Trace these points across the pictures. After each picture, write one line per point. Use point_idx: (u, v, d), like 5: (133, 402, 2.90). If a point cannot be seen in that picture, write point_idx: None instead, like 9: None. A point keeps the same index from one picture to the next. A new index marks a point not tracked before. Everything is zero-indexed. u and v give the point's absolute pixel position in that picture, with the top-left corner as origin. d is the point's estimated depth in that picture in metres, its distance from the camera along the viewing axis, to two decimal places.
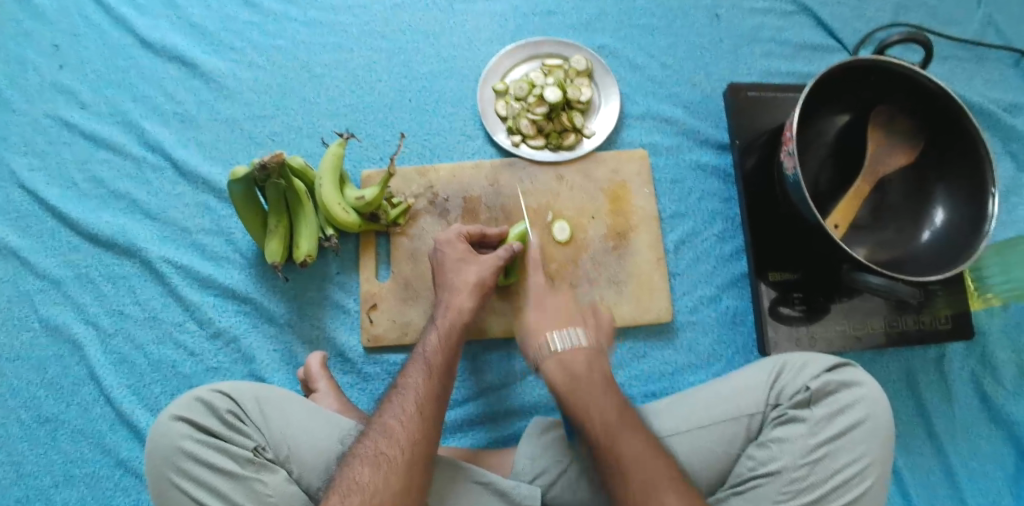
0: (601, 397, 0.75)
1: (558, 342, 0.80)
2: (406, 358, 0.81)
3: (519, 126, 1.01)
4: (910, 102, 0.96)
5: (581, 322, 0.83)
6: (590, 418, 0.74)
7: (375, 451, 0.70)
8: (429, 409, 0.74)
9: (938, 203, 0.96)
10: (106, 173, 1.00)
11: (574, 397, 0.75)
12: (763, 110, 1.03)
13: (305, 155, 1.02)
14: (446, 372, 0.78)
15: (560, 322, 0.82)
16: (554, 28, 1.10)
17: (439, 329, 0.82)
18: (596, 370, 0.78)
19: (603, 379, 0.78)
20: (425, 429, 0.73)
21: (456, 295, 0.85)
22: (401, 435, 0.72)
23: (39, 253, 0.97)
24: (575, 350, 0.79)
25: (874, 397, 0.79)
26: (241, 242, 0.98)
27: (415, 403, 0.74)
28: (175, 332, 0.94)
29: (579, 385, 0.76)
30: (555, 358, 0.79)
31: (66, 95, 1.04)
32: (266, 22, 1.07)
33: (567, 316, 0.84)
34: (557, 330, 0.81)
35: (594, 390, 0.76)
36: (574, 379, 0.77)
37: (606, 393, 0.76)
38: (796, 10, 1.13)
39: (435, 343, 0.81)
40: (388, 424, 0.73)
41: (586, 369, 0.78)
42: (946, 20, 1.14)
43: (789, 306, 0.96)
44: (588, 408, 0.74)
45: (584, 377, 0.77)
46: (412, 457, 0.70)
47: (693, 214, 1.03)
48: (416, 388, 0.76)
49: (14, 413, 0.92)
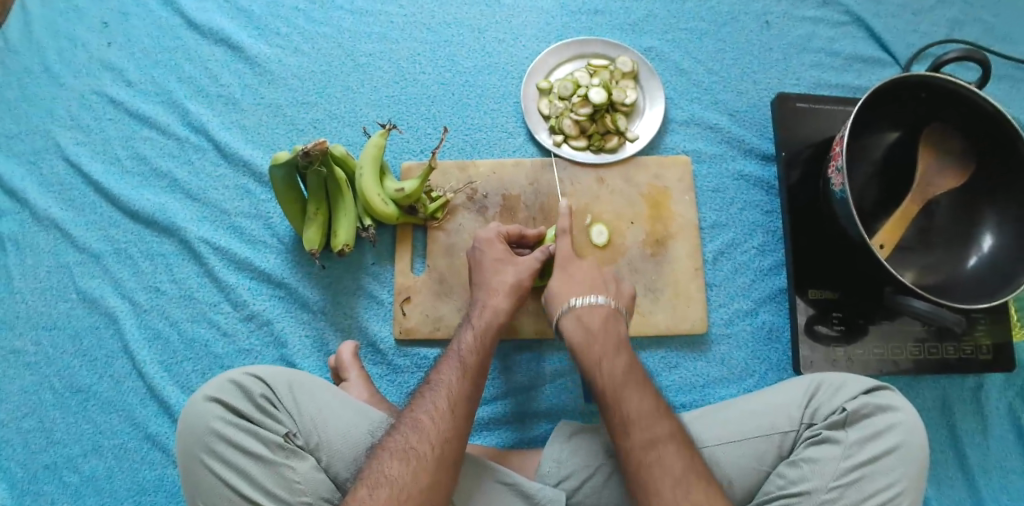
0: (604, 336, 0.79)
1: (586, 319, 0.80)
2: (440, 355, 0.81)
3: (562, 126, 1.00)
4: (963, 122, 0.94)
5: (604, 288, 0.84)
6: (598, 369, 0.76)
7: (406, 446, 0.70)
8: (461, 408, 0.74)
9: (986, 228, 0.94)
10: (149, 151, 1.01)
11: (588, 352, 0.78)
12: (812, 123, 1.00)
13: (346, 144, 1.02)
14: (480, 372, 0.78)
15: (583, 292, 0.83)
16: (601, 28, 1.08)
17: (476, 328, 0.82)
18: (612, 331, 0.80)
19: (616, 339, 0.79)
20: (456, 427, 0.72)
21: (493, 294, 0.85)
22: (432, 432, 0.71)
23: (79, 226, 0.98)
24: (592, 308, 0.80)
25: (911, 424, 0.77)
26: (279, 227, 0.98)
27: (448, 401, 0.74)
28: (209, 312, 0.95)
29: (592, 343, 0.78)
30: (571, 315, 0.81)
31: (113, 72, 1.04)
32: (312, 8, 1.07)
33: (590, 281, 0.84)
34: (580, 295, 0.82)
35: (601, 349, 0.78)
36: (589, 336, 0.79)
37: (618, 348, 0.78)
38: (849, 21, 1.11)
39: (470, 341, 0.81)
40: (419, 419, 0.73)
41: (615, 366, 0.76)
42: (1005, 38, 1.11)
43: (827, 325, 0.94)
44: (597, 364, 0.77)
45: (598, 336, 0.79)
46: (442, 455, 0.70)
47: (734, 224, 1.01)
48: (450, 386, 0.76)
49: (48, 382, 0.93)
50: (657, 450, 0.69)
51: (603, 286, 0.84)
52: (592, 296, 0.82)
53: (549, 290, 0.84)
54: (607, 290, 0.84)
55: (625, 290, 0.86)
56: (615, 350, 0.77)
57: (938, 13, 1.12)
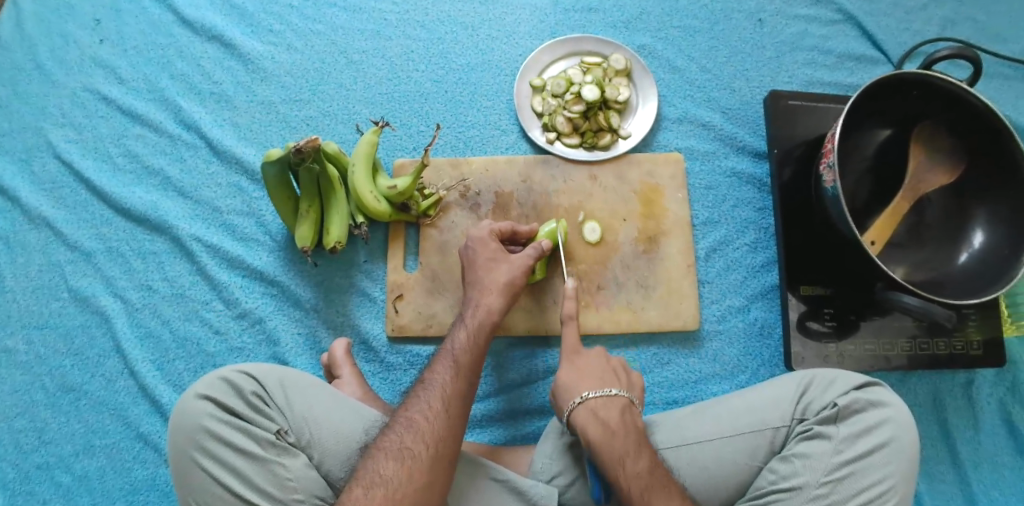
0: (617, 424, 0.76)
1: (609, 437, 0.74)
2: (434, 353, 0.81)
3: (555, 123, 1.00)
4: (955, 120, 0.94)
5: (615, 380, 0.81)
6: (621, 471, 0.72)
7: (400, 445, 0.70)
8: (456, 407, 0.74)
9: (977, 225, 0.94)
10: (141, 149, 1.01)
11: (609, 448, 0.73)
12: (804, 120, 1.01)
13: (339, 142, 1.01)
14: (473, 371, 0.78)
15: (594, 382, 0.80)
16: (594, 25, 1.08)
17: (469, 327, 0.82)
18: (630, 426, 0.76)
19: (637, 434, 0.76)
20: (450, 426, 0.72)
21: (485, 294, 0.85)
22: (427, 431, 0.71)
23: (71, 224, 0.97)
24: (608, 404, 0.77)
25: (902, 419, 0.77)
26: (272, 224, 0.98)
27: (442, 400, 0.74)
28: (201, 310, 0.95)
29: (613, 440, 0.74)
30: (584, 408, 0.77)
31: (105, 69, 1.04)
32: (306, 5, 1.07)
33: (601, 370, 0.82)
34: (593, 388, 0.79)
35: (622, 446, 0.74)
36: (608, 432, 0.75)
37: (639, 447, 0.74)
38: (842, 19, 1.11)
39: (463, 340, 0.81)
40: (413, 418, 0.72)
41: (639, 468, 0.72)
42: (995, 36, 1.11)
43: (819, 321, 0.95)
44: (619, 464, 0.73)
45: (618, 432, 0.75)
46: (437, 453, 0.70)
47: (726, 221, 1.01)
48: (444, 385, 0.76)
49: (40, 381, 0.92)
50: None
51: (614, 378, 0.81)
52: (605, 390, 0.79)
53: (557, 383, 0.81)
54: (620, 381, 0.81)
55: (636, 380, 0.84)
56: (636, 450, 0.74)
57: (930, 11, 1.13)
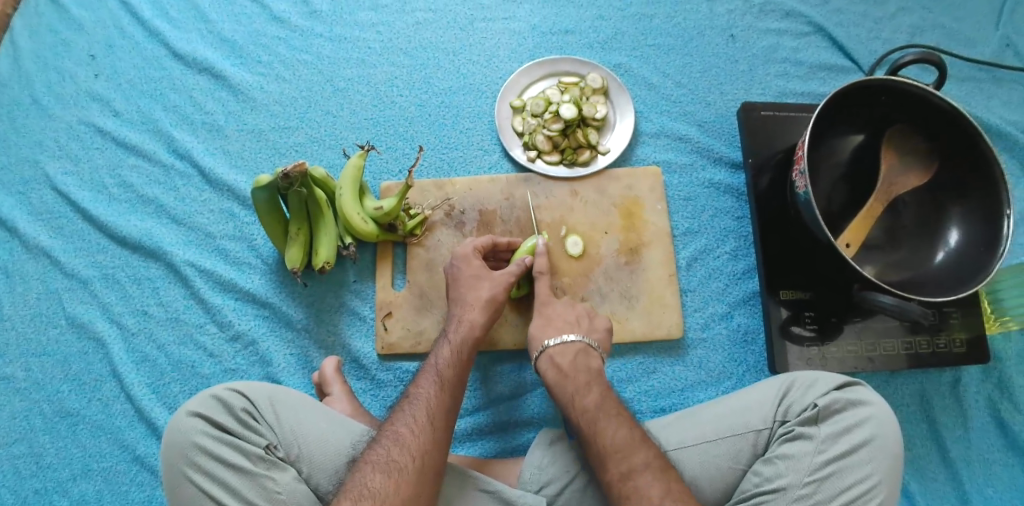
0: (572, 366, 0.84)
1: (563, 380, 0.83)
2: (418, 370, 0.83)
3: (535, 142, 1.03)
4: (922, 123, 0.96)
5: (576, 326, 0.89)
6: (572, 403, 0.80)
7: (387, 458, 0.71)
8: (440, 419, 0.76)
9: (952, 223, 0.96)
10: (135, 179, 1.04)
11: (562, 388, 0.82)
12: (777, 130, 1.04)
13: (327, 167, 1.05)
14: (457, 386, 0.80)
15: (555, 332, 0.88)
16: (571, 46, 1.12)
17: (452, 343, 0.84)
18: (583, 366, 0.84)
19: (588, 373, 0.83)
20: (435, 438, 0.74)
21: (468, 310, 0.87)
22: (413, 444, 0.73)
23: (68, 254, 1.01)
24: (562, 347, 0.85)
25: (883, 417, 0.78)
26: (263, 248, 1.01)
27: (427, 414, 0.76)
28: (195, 333, 0.97)
29: (565, 380, 0.83)
30: (545, 355, 0.86)
31: (100, 102, 1.08)
32: (293, 37, 1.11)
33: (565, 321, 0.89)
34: (553, 335, 0.87)
35: (574, 384, 0.82)
36: (562, 374, 0.84)
37: (590, 383, 0.82)
38: (812, 31, 1.15)
39: (447, 356, 0.83)
40: (399, 432, 0.74)
41: (587, 399, 0.80)
42: (964, 42, 1.14)
43: (800, 325, 0.96)
44: (571, 398, 0.81)
45: (570, 373, 0.83)
46: (422, 466, 0.72)
47: (706, 231, 1.04)
48: (428, 399, 0.78)
49: (38, 408, 0.95)
50: (634, 476, 0.72)
51: (576, 323, 0.89)
52: (562, 336, 0.87)
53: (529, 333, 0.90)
54: (581, 327, 0.89)
55: (601, 325, 0.91)
56: (586, 385, 0.81)
57: (898, 20, 1.16)
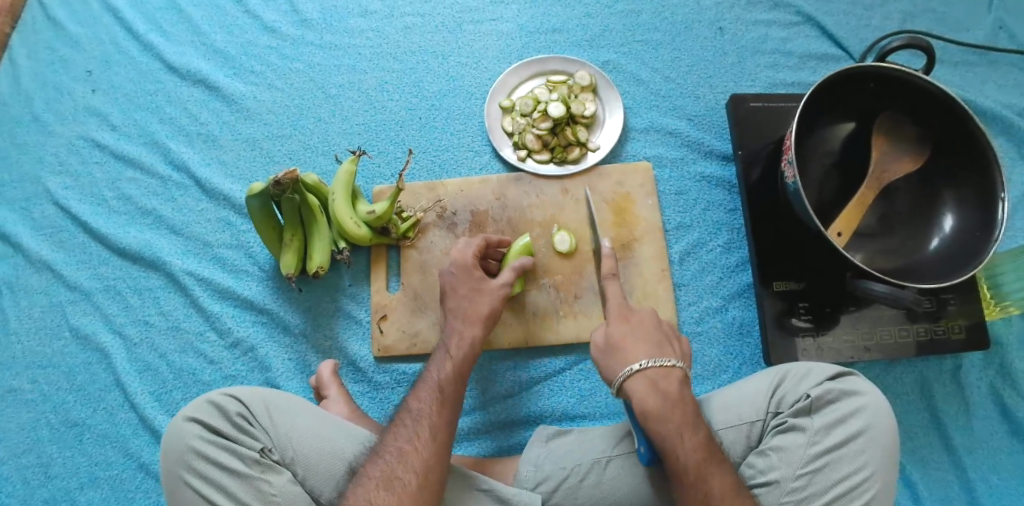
0: (673, 395, 0.74)
1: (675, 418, 0.72)
2: (416, 381, 0.83)
3: (525, 141, 1.03)
4: (913, 108, 0.96)
5: (670, 348, 0.79)
6: (681, 443, 0.71)
7: (391, 475, 0.72)
8: (443, 435, 0.76)
9: (946, 209, 0.95)
10: (133, 191, 1.06)
11: (667, 423, 0.72)
12: (767, 121, 1.03)
13: (320, 173, 1.06)
14: (456, 400, 0.80)
15: (648, 352, 0.77)
16: (559, 45, 1.13)
17: (453, 358, 0.83)
18: (687, 398, 0.75)
19: (695, 407, 0.74)
20: (438, 453, 0.75)
21: (467, 324, 0.87)
22: (416, 460, 0.73)
23: (71, 266, 1.03)
24: (668, 375, 0.75)
25: (876, 407, 0.77)
26: (260, 255, 1.02)
27: (429, 429, 0.76)
28: (196, 341, 0.99)
29: (672, 413, 0.72)
30: (640, 377, 0.75)
31: (98, 117, 1.11)
32: (284, 46, 1.13)
33: (652, 338, 0.79)
34: (650, 356, 0.76)
35: (680, 418, 0.72)
36: (667, 406, 0.73)
37: (696, 421, 0.73)
38: (801, 21, 1.14)
39: (448, 371, 0.82)
40: (401, 448, 0.74)
41: (696, 440, 0.72)
42: (955, 26, 1.13)
43: (795, 316, 0.96)
44: (680, 438, 0.71)
45: (677, 405, 0.73)
46: (427, 481, 0.73)
47: (698, 224, 1.04)
48: (428, 416, 0.77)
49: (45, 418, 0.97)
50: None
51: (669, 344, 0.80)
52: (664, 359, 0.76)
53: (611, 343, 0.78)
54: (673, 348, 0.80)
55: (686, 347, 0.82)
56: (694, 423, 0.73)
57: (889, 6, 1.15)
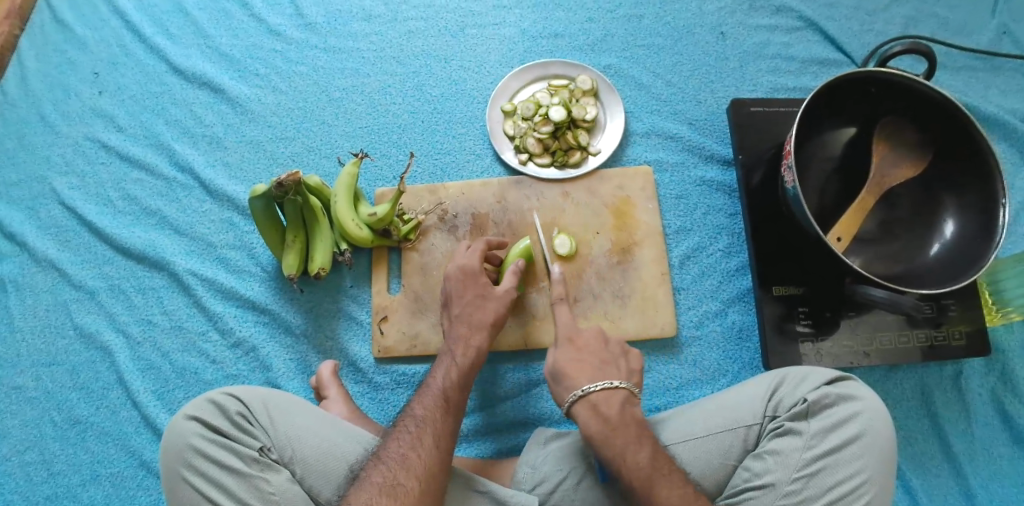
0: (615, 415, 0.78)
1: (620, 437, 0.76)
2: (418, 388, 0.84)
3: (526, 145, 1.04)
4: (914, 113, 0.96)
5: (614, 368, 0.83)
6: (623, 461, 0.75)
7: (395, 482, 0.72)
8: (445, 443, 0.77)
9: (947, 215, 0.95)
10: (139, 192, 1.08)
11: (610, 443, 0.76)
12: (768, 126, 1.04)
13: (323, 175, 1.07)
14: (459, 408, 0.81)
15: (591, 375, 0.82)
16: (561, 49, 1.13)
17: (458, 365, 0.85)
18: (630, 418, 0.79)
19: (637, 426, 0.78)
20: (440, 461, 0.75)
21: (474, 333, 0.88)
22: (419, 466, 0.74)
23: (76, 266, 1.04)
24: (608, 394, 0.79)
25: (873, 412, 0.77)
26: (263, 256, 1.03)
27: (432, 436, 0.77)
28: (198, 340, 1.00)
29: (612, 432, 0.76)
30: (584, 401, 0.79)
31: (104, 118, 1.12)
32: (288, 49, 1.14)
33: (599, 363, 0.84)
34: (591, 380, 0.81)
35: (623, 437, 0.76)
36: (608, 426, 0.77)
37: (640, 438, 0.77)
38: (803, 26, 1.14)
39: (453, 377, 0.84)
40: (404, 455, 0.75)
41: (641, 456, 0.75)
42: (958, 31, 1.13)
43: (794, 321, 0.96)
44: (621, 456, 0.75)
45: (618, 425, 0.77)
46: (429, 487, 0.73)
47: (699, 228, 1.04)
48: (432, 423, 0.78)
49: (49, 415, 0.98)
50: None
51: (614, 364, 0.84)
52: (606, 381, 0.81)
53: (558, 367, 0.84)
54: (619, 368, 0.84)
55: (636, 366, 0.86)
56: (638, 440, 0.76)
57: (891, 11, 1.15)
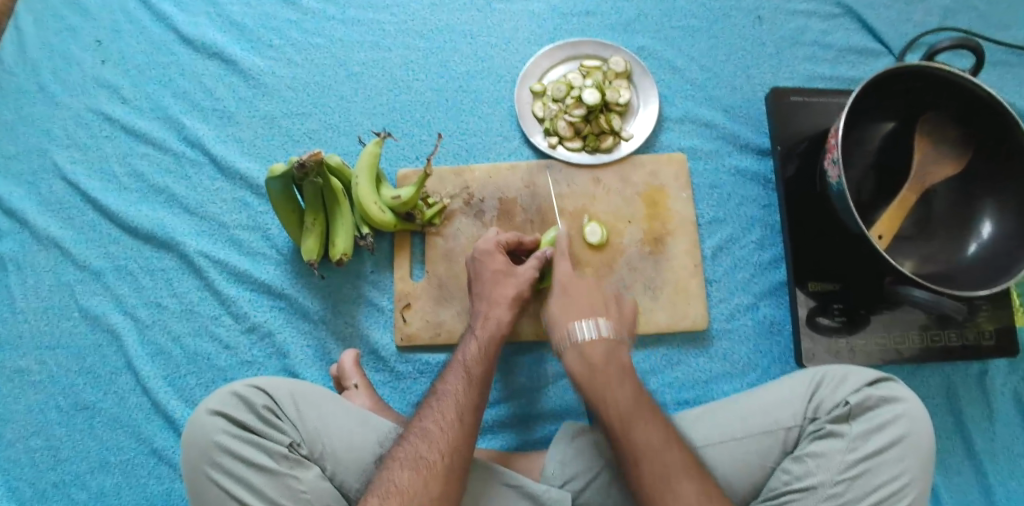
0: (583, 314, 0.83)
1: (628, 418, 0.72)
2: (444, 365, 0.81)
3: (557, 128, 1.00)
4: (957, 111, 0.94)
5: (625, 371, 0.77)
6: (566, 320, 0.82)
7: (416, 454, 0.69)
8: (470, 417, 0.73)
9: (986, 215, 0.93)
10: (145, 167, 1.02)
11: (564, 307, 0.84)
12: (807, 116, 1.00)
13: (342, 154, 1.02)
14: (485, 381, 0.77)
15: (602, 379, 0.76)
16: (593, 28, 1.08)
17: (479, 339, 0.82)
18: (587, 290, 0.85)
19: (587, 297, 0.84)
20: (464, 435, 0.72)
21: (494, 307, 0.85)
22: (441, 441, 0.70)
23: (79, 245, 0.98)
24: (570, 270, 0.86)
25: (915, 414, 0.76)
26: (278, 238, 0.98)
27: (456, 409, 0.73)
28: (210, 325, 0.95)
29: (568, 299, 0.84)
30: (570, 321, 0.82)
31: (108, 89, 1.05)
32: (304, 19, 1.07)
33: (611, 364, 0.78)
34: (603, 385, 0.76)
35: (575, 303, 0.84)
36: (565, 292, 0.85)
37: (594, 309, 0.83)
38: (842, 13, 1.11)
39: (474, 352, 0.80)
40: (427, 428, 0.72)
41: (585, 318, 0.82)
42: (997, 25, 1.11)
43: (828, 316, 0.94)
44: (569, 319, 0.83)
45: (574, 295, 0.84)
46: (452, 463, 0.69)
47: (731, 220, 1.01)
48: (455, 396, 0.75)
49: (54, 401, 0.93)
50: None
51: (627, 368, 0.78)
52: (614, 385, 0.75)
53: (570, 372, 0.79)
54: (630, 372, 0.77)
55: (647, 366, 0.80)
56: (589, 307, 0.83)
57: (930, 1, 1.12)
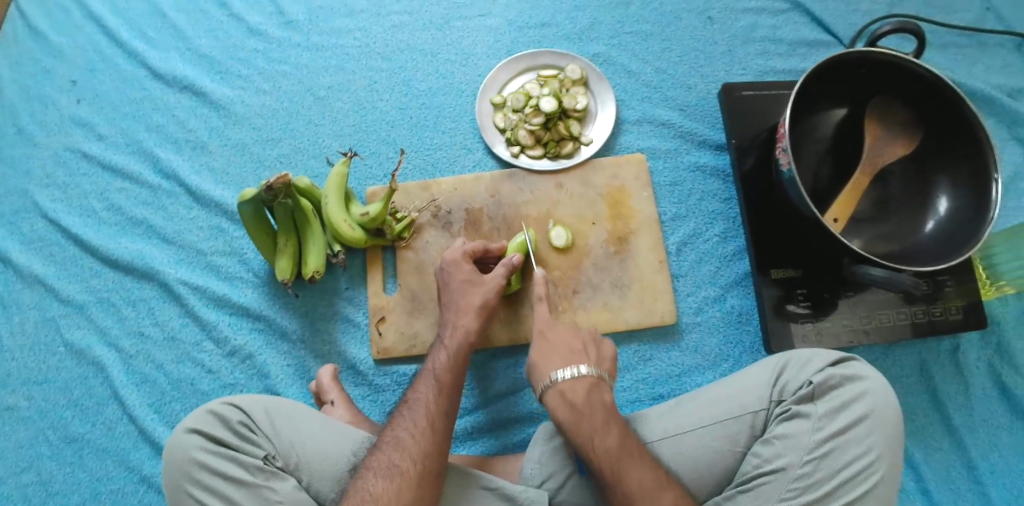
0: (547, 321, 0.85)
1: (558, 374, 0.78)
2: (416, 375, 0.82)
3: (518, 137, 1.03)
4: (905, 93, 0.96)
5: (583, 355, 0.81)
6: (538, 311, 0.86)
7: (389, 463, 0.71)
8: (441, 424, 0.75)
9: (941, 192, 0.95)
10: (124, 201, 1.05)
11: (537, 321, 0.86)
12: (759, 109, 1.03)
13: (312, 176, 1.05)
14: (455, 388, 0.79)
15: (562, 363, 0.80)
16: (549, 39, 1.12)
17: (447, 348, 0.83)
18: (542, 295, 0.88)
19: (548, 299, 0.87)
20: (437, 442, 0.74)
21: (461, 315, 0.87)
22: (413, 448, 0.72)
23: (62, 280, 1.01)
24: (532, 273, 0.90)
25: (878, 390, 0.77)
26: (254, 261, 1.01)
27: (427, 417, 0.75)
28: (192, 351, 0.98)
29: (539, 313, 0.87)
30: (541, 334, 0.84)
31: (85, 127, 1.09)
32: (271, 49, 1.11)
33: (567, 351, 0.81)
34: (562, 367, 0.79)
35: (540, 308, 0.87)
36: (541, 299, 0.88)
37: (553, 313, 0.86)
38: (790, 8, 1.14)
39: (444, 360, 0.82)
40: (399, 437, 0.74)
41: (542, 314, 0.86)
42: (941, 9, 1.14)
43: (794, 303, 0.96)
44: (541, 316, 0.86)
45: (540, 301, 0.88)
46: (424, 468, 0.71)
47: (694, 215, 1.04)
48: (427, 404, 0.77)
49: (44, 435, 0.96)
50: (627, 473, 0.71)
51: (584, 352, 0.81)
52: (573, 367, 0.79)
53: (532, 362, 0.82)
54: (590, 356, 0.81)
55: (607, 354, 0.83)
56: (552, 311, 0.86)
57: None
